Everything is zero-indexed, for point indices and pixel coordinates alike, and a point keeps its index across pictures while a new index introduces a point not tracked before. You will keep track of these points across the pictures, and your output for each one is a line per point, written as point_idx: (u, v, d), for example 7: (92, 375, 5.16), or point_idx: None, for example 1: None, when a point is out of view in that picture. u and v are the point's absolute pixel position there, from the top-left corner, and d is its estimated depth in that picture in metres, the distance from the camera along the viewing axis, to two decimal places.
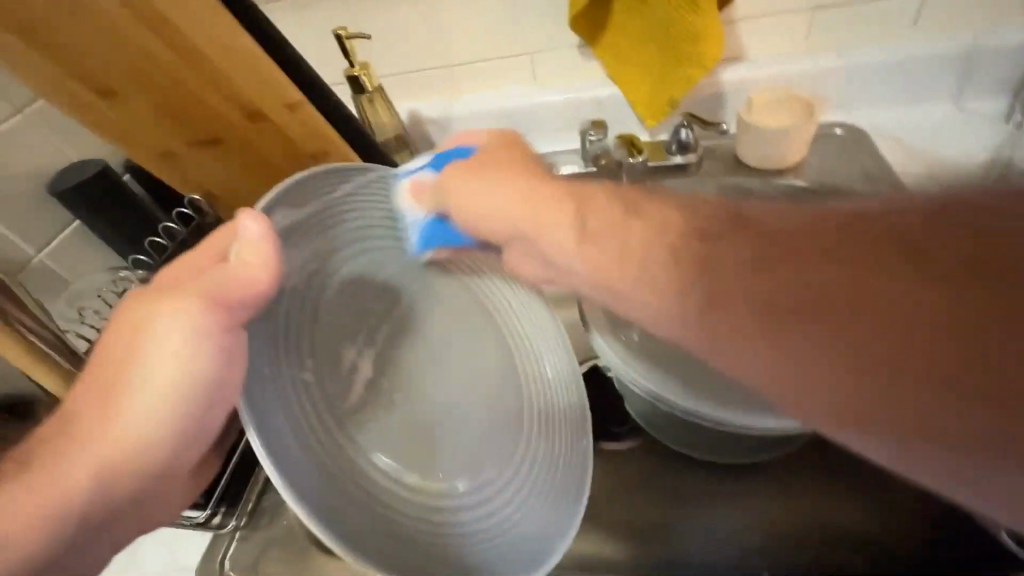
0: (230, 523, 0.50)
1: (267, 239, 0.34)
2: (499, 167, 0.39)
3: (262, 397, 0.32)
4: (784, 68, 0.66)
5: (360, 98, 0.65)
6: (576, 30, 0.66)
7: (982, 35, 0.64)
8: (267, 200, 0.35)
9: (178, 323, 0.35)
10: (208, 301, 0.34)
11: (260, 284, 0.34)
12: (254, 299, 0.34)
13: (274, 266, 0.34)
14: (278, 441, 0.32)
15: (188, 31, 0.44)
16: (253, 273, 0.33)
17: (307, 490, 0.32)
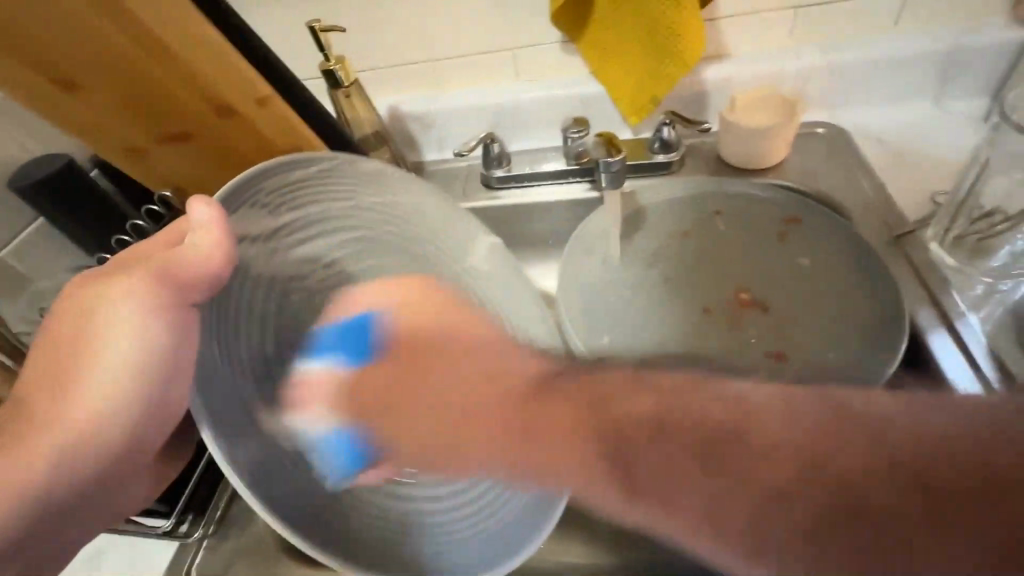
0: (196, 531, 0.48)
1: (217, 225, 0.35)
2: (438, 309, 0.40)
3: (208, 381, 0.35)
4: (766, 67, 0.65)
5: (336, 93, 0.63)
6: (557, 27, 0.64)
7: (965, 35, 0.63)
8: (228, 191, 0.37)
9: (137, 302, 0.36)
10: (161, 274, 0.36)
11: (218, 262, 0.36)
12: (211, 276, 0.36)
13: (225, 248, 0.36)
14: (229, 430, 0.34)
15: (153, 23, 0.43)
16: (205, 255, 0.35)
17: (257, 486, 0.36)
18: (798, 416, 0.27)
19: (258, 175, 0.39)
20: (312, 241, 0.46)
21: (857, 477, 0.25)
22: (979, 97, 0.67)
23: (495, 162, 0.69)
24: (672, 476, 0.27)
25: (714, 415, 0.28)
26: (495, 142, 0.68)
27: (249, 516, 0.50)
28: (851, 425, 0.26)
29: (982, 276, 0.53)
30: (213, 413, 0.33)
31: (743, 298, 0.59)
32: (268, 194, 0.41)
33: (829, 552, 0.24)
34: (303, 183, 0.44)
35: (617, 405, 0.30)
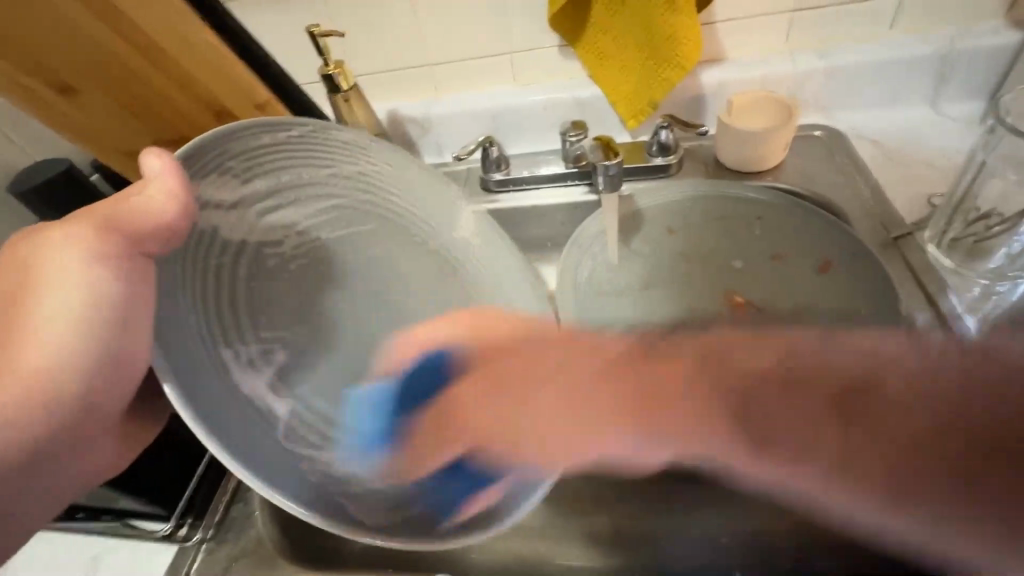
0: (195, 534, 0.49)
1: (170, 171, 0.34)
2: (489, 375, 0.45)
3: (175, 334, 0.32)
4: (763, 71, 0.66)
5: (334, 97, 0.64)
6: (555, 30, 0.65)
7: (961, 38, 0.64)
8: (190, 151, 0.36)
9: (75, 257, 0.33)
10: (103, 229, 0.34)
11: (168, 216, 0.34)
12: (162, 232, 0.34)
13: (178, 197, 0.34)
14: (200, 392, 0.31)
15: (147, 24, 0.44)
16: (155, 204, 0.34)
17: (240, 441, 0.32)
18: (890, 369, 0.29)
19: (218, 140, 0.38)
20: (283, 212, 0.44)
21: (912, 429, 0.27)
22: (975, 100, 0.67)
23: (494, 165, 0.69)
24: (855, 469, 0.28)
25: (888, 393, 0.28)
26: (494, 145, 0.68)
27: (247, 521, 0.50)
28: (930, 378, 0.27)
29: (980, 278, 0.54)
30: (179, 369, 0.30)
31: (736, 300, 0.60)
32: (237, 158, 0.40)
33: (892, 469, 0.27)
34: (271, 150, 0.42)
35: (740, 361, 0.35)
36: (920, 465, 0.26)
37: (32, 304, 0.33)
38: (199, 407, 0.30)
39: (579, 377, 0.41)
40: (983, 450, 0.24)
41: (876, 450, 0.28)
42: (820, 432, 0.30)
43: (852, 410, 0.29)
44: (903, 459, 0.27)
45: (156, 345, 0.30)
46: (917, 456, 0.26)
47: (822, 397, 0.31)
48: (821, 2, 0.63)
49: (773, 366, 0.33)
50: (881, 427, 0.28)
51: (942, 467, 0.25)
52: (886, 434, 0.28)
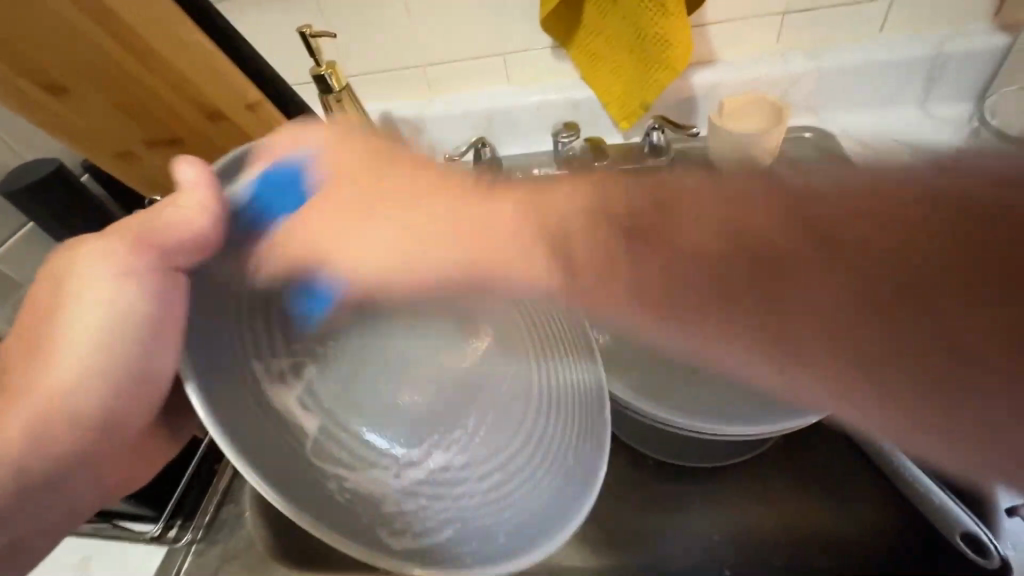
0: (184, 536, 0.49)
1: (202, 184, 0.33)
2: (352, 183, 0.34)
3: (198, 340, 0.30)
4: (753, 72, 0.66)
5: (326, 98, 0.64)
6: (548, 32, 0.65)
7: (948, 41, 0.64)
8: (222, 164, 0.34)
9: (104, 274, 0.34)
10: (135, 245, 0.35)
11: (200, 230, 0.32)
12: (194, 247, 0.33)
13: (212, 211, 0.33)
14: (232, 414, 0.29)
15: (136, 24, 0.43)
16: (189, 218, 0.32)
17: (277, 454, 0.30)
18: (840, 197, 0.20)
19: (243, 156, 0.35)
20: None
21: (871, 246, 0.20)
22: (962, 102, 0.68)
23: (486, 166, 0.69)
24: (886, 372, 0.19)
25: (711, 244, 0.23)
26: (486, 147, 0.69)
27: (237, 522, 0.49)
28: (883, 204, 0.20)
29: None
30: (208, 369, 0.29)
31: None
32: (269, 167, 0.37)
33: (891, 367, 0.19)
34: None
35: (686, 245, 0.23)
36: (868, 336, 0.20)
37: (65, 318, 0.34)
38: (230, 417, 0.29)
39: (437, 208, 0.32)
40: (883, 301, 0.20)
41: (820, 332, 0.21)
42: (738, 315, 0.22)
43: (820, 259, 0.21)
44: (930, 353, 0.19)
45: (185, 357, 0.28)
46: (882, 317, 0.19)
47: (707, 265, 0.23)
48: (811, 5, 0.63)
49: (726, 233, 0.23)
50: (781, 288, 0.22)
51: (871, 332, 0.20)
52: (879, 327, 0.20)
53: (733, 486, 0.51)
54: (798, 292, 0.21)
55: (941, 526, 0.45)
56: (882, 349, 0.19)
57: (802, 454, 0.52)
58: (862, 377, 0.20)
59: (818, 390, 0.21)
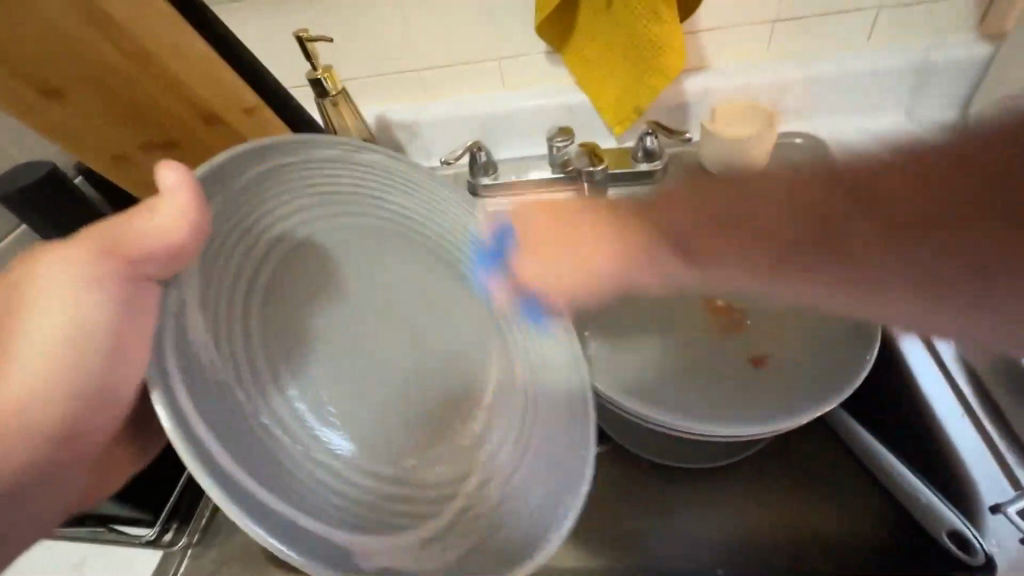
0: (181, 540, 0.49)
1: (184, 189, 0.33)
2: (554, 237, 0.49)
3: (183, 346, 0.31)
4: (745, 79, 0.67)
5: (322, 102, 0.64)
6: (543, 38, 0.66)
7: (934, 50, 0.66)
8: (205, 170, 0.35)
9: (67, 281, 0.34)
10: (98, 252, 0.34)
11: (183, 236, 0.33)
12: (173, 253, 0.33)
13: (192, 214, 0.33)
14: (209, 412, 0.31)
15: (133, 27, 0.43)
16: (171, 224, 0.32)
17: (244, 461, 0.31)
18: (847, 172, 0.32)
19: (231, 162, 0.36)
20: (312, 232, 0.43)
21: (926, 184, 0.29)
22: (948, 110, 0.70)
23: (482, 170, 0.70)
24: (854, 245, 0.31)
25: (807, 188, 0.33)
26: (482, 150, 0.68)
27: (234, 526, 0.49)
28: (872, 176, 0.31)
29: None
30: (178, 377, 0.29)
31: (717, 306, 0.57)
32: (256, 174, 0.38)
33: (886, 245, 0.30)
34: (298, 169, 0.41)
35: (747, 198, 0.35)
36: (892, 243, 0.30)
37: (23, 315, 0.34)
38: (197, 425, 0.29)
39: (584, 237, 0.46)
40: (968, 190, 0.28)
41: (879, 211, 0.30)
42: (822, 247, 0.32)
43: (857, 200, 0.31)
44: (912, 196, 0.29)
45: (154, 364, 0.28)
46: (894, 253, 0.30)
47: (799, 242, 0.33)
48: (801, 14, 0.64)
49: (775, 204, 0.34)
50: (853, 203, 0.31)
51: (907, 244, 0.30)
52: (889, 191, 0.30)
53: (726, 487, 0.52)
54: (825, 258, 0.32)
55: (929, 526, 0.46)
56: (891, 252, 0.30)
57: (794, 455, 0.53)
58: (864, 291, 0.31)
59: (856, 293, 0.31)
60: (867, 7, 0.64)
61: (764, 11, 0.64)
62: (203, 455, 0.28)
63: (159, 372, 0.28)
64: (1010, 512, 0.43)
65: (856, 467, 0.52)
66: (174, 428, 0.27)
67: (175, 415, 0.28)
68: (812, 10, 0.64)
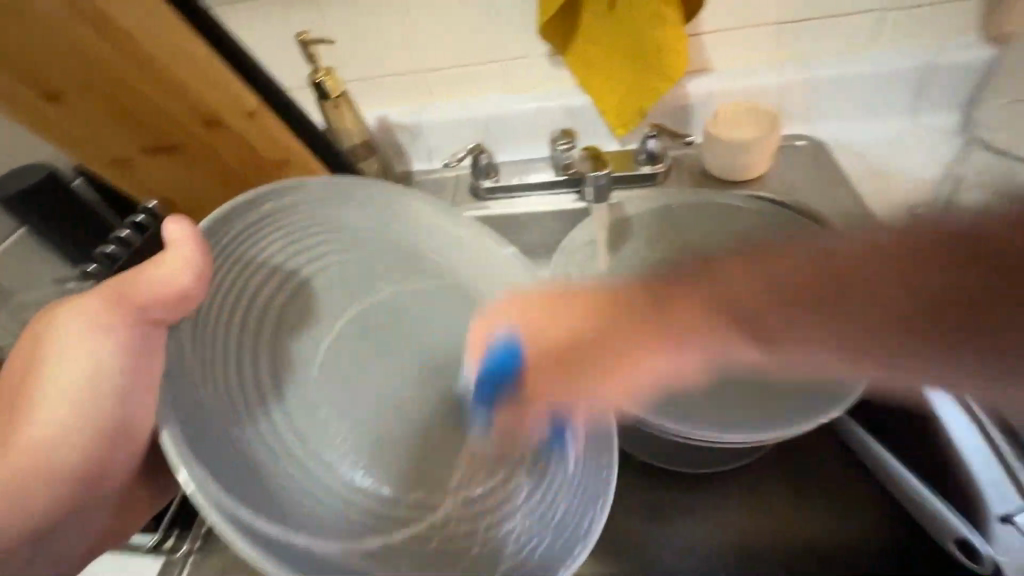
0: (182, 546, 0.49)
1: (187, 244, 0.34)
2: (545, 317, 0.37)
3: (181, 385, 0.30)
4: (748, 81, 0.67)
5: (324, 104, 0.64)
6: (547, 39, 0.65)
7: (938, 53, 0.66)
8: (212, 220, 0.35)
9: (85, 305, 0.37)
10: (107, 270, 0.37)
11: (185, 285, 0.34)
12: (176, 300, 0.35)
13: (193, 269, 0.34)
14: (203, 449, 0.29)
15: (136, 33, 0.43)
16: (176, 275, 0.34)
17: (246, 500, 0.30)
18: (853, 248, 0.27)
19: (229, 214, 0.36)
20: (316, 273, 0.43)
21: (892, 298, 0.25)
22: (951, 114, 0.69)
23: (484, 173, 0.70)
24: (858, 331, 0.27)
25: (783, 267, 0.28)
26: (484, 153, 0.68)
27: None
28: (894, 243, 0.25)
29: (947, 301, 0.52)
30: (178, 408, 0.29)
31: None
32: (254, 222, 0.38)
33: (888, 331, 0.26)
34: (300, 218, 0.41)
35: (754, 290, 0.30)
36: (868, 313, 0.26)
37: (68, 339, 0.37)
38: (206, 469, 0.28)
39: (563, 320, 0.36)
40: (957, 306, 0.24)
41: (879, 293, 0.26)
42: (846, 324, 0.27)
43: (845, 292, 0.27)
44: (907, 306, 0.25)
45: (161, 401, 0.28)
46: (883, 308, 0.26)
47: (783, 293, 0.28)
48: (804, 16, 0.64)
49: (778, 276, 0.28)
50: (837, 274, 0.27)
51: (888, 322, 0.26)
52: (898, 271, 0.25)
53: (728, 494, 0.52)
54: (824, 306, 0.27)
55: (933, 530, 0.46)
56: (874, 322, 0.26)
57: (795, 461, 0.53)
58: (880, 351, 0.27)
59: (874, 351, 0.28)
60: (870, 9, 0.64)
61: (766, 13, 0.64)
62: (210, 494, 0.28)
63: (168, 412, 0.28)
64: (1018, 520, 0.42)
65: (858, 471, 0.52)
66: (181, 463, 0.27)
67: (183, 449, 0.28)
68: (816, 12, 0.64)
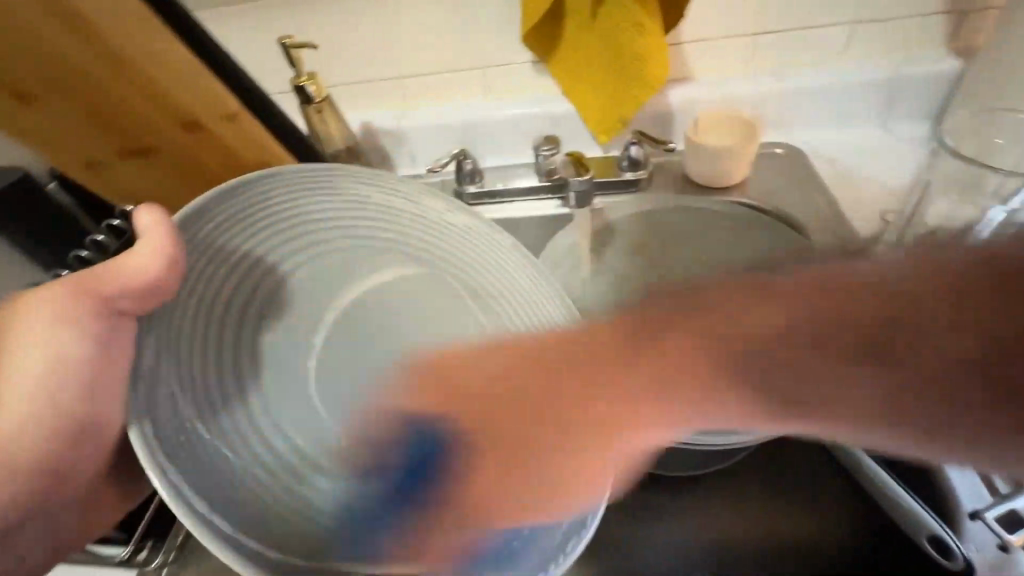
0: (155, 558, 0.47)
1: (160, 228, 0.34)
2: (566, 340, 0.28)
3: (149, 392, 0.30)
4: (727, 90, 0.68)
5: (306, 108, 0.63)
6: (529, 46, 0.66)
7: (909, 64, 0.68)
8: (187, 212, 0.35)
9: (56, 311, 0.36)
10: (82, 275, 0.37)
11: (156, 275, 0.33)
12: (150, 291, 0.34)
13: (158, 253, 0.33)
14: (180, 457, 0.29)
15: (113, 38, 0.42)
16: (150, 261, 0.33)
17: (226, 511, 0.30)
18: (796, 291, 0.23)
19: (204, 207, 0.35)
20: (300, 270, 0.42)
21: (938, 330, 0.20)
22: (923, 123, 0.71)
23: (468, 178, 0.70)
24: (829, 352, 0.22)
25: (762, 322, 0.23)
26: (467, 158, 0.68)
27: None
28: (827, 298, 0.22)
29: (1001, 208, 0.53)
30: (151, 411, 0.29)
31: None
32: (229, 220, 0.37)
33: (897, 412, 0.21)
34: (276, 205, 0.40)
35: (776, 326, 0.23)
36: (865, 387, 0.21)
37: (44, 342, 0.36)
38: (173, 465, 0.28)
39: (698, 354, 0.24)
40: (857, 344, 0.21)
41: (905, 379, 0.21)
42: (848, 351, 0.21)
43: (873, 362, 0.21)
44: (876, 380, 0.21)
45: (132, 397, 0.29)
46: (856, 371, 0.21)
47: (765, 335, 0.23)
48: (780, 27, 0.66)
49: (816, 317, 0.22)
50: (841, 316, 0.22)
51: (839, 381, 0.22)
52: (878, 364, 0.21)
53: (708, 497, 0.52)
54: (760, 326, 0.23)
55: (907, 529, 0.45)
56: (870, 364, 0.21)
57: (776, 469, 0.53)
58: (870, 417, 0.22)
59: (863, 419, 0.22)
60: (843, 22, 0.66)
61: (743, 24, 0.65)
62: (181, 493, 0.28)
63: (132, 404, 0.29)
64: (988, 519, 0.44)
65: (833, 483, 0.51)
66: (151, 464, 0.27)
67: (152, 446, 0.28)
68: (791, 24, 0.65)
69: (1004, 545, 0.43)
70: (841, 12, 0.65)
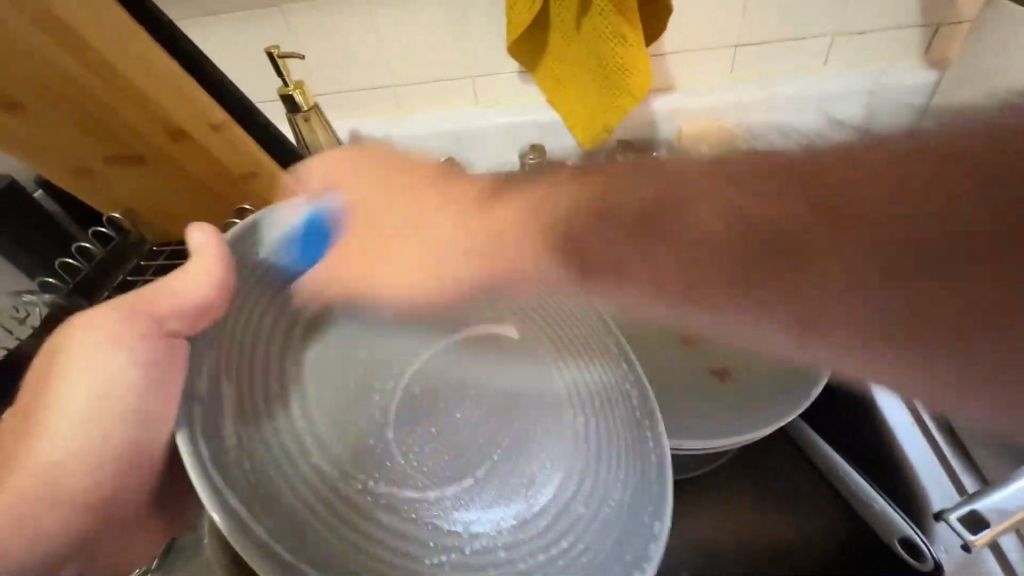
0: (143, 572, 0.47)
1: (211, 242, 0.36)
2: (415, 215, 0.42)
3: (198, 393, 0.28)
4: (711, 99, 0.70)
5: (295, 117, 0.63)
6: (516, 54, 0.66)
7: (884, 75, 0.70)
8: (233, 236, 0.35)
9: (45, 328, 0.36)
10: None
11: (212, 289, 0.34)
12: (205, 303, 0.35)
13: (219, 266, 0.35)
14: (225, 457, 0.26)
15: (101, 50, 0.41)
16: (201, 275, 0.34)
17: (273, 513, 0.26)
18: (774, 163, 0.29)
19: (256, 226, 0.36)
20: (315, 268, 0.35)
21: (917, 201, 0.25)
22: None
23: (457, 186, 0.70)
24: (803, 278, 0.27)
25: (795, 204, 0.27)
26: (456, 166, 0.69)
27: (201, 555, 0.48)
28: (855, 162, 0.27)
29: None
30: (208, 428, 0.27)
31: None
32: (276, 239, 0.36)
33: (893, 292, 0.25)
34: (303, 222, 0.38)
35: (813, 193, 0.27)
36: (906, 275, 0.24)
37: (46, 350, 0.36)
38: (219, 474, 0.26)
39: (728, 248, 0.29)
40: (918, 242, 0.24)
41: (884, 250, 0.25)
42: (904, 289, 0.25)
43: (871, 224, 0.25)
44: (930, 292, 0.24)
45: (179, 411, 0.27)
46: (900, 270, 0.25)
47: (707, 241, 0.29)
48: (759, 39, 0.68)
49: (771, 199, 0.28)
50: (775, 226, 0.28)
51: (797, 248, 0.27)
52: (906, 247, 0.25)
53: (698, 501, 0.53)
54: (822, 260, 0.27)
55: (881, 532, 0.47)
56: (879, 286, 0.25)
57: (761, 467, 0.54)
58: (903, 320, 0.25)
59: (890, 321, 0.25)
60: (820, 33, 0.67)
61: (729, 35, 0.67)
62: (235, 516, 0.25)
63: (185, 417, 0.27)
64: (950, 518, 0.45)
65: (823, 485, 0.52)
66: (197, 474, 0.25)
67: (197, 463, 0.26)
68: (770, 36, 0.67)
69: (965, 546, 0.44)
70: (823, 24, 0.67)
